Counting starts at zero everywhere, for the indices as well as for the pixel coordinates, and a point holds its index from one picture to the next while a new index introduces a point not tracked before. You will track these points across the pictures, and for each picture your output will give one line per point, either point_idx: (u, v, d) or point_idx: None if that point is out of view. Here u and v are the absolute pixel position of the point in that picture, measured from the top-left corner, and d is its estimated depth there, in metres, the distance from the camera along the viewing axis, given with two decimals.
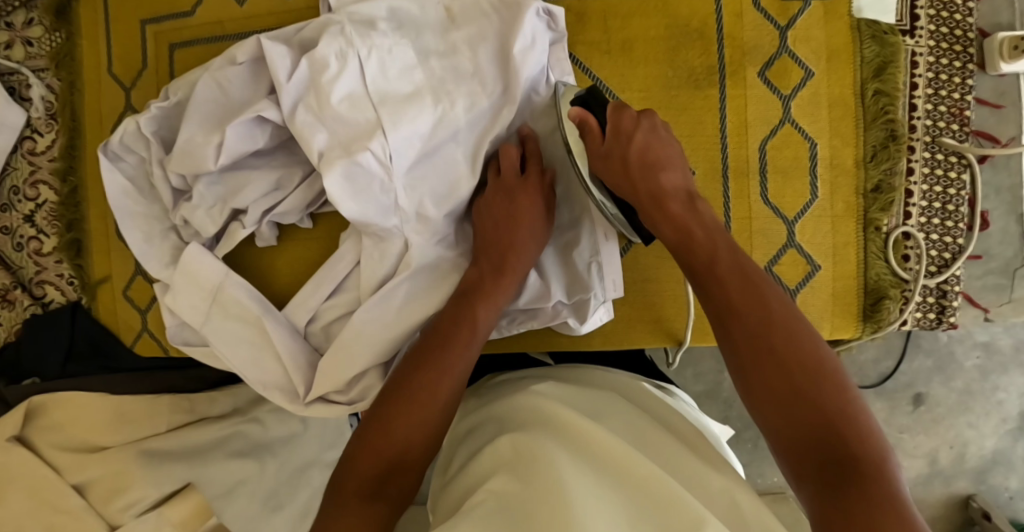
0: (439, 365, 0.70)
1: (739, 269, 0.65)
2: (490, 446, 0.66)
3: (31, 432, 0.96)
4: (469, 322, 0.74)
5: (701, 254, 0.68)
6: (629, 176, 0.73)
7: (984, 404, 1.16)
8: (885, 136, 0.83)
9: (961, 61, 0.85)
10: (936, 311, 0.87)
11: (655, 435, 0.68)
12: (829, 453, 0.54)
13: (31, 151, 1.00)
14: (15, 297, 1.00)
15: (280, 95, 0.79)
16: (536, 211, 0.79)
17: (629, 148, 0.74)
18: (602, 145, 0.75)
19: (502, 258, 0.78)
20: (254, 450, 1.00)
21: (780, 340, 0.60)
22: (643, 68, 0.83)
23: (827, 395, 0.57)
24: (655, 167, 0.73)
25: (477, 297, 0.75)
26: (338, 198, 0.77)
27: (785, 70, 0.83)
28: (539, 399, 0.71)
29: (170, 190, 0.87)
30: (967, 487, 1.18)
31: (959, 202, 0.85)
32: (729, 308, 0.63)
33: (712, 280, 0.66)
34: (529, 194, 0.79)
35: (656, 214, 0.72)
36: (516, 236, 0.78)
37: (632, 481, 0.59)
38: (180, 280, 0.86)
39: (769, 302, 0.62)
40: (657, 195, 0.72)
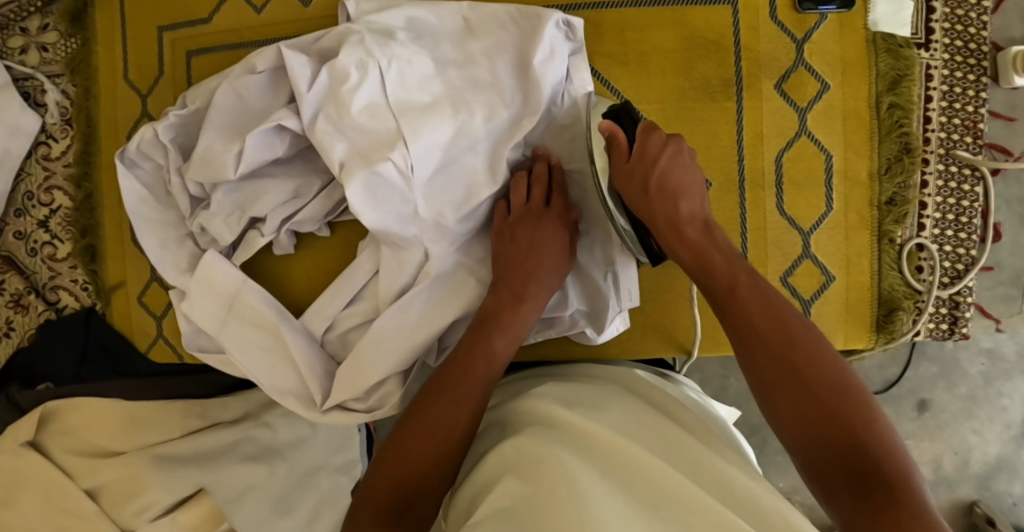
0: (459, 391, 0.70)
1: (760, 292, 0.66)
2: (497, 449, 0.66)
3: (44, 437, 0.96)
4: (488, 348, 0.73)
5: (722, 280, 0.69)
6: (647, 199, 0.73)
7: (988, 410, 1.17)
8: (900, 149, 0.84)
9: (975, 74, 0.85)
10: (949, 322, 0.87)
11: (660, 426, 0.67)
12: (858, 469, 0.55)
13: (45, 156, 1.00)
14: (28, 302, 1.00)
15: (301, 104, 0.80)
16: (558, 247, 0.80)
17: (651, 172, 0.74)
18: (627, 163, 0.75)
19: (523, 285, 0.77)
20: (266, 454, 1.00)
21: (803, 363, 0.61)
22: (661, 79, 0.84)
23: (852, 413, 0.57)
24: (673, 192, 0.73)
25: (496, 324, 0.75)
26: (360, 208, 0.78)
27: (802, 83, 0.84)
28: (543, 400, 0.71)
29: (187, 197, 0.87)
30: (970, 493, 1.19)
31: (973, 213, 0.86)
32: (753, 332, 0.64)
33: (733, 303, 0.67)
34: (553, 229, 0.80)
35: (675, 239, 0.72)
36: (537, 263, 0.78)
37: (643, 483, 0.59)
38: (198, 288, 0.87)
39: (790, 325, 0.63)
40: (674, 220, 0.73)
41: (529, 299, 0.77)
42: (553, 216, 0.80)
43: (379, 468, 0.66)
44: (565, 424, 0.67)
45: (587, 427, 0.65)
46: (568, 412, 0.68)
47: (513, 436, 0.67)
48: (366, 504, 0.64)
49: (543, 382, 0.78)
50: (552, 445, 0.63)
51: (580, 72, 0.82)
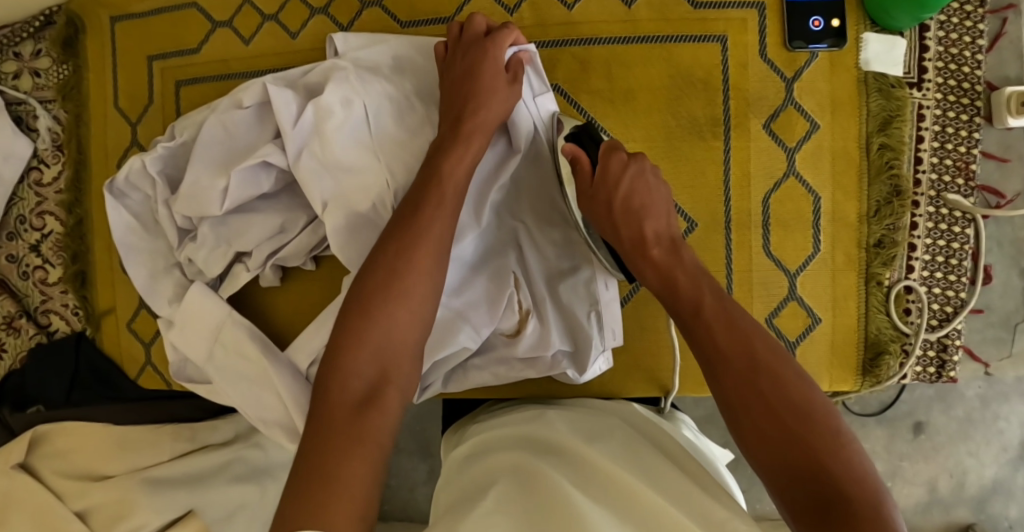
0: (415, 236, 0.68)
1: (725, 312, 0.64)
2: (487, 464, 0.67)
3: (35, 459, 0.97)
4: (437, 183, 0.71)
5: (687, 303, 0.67)
6: (612, 221, 0.74)
7: (985, 432, 1.16)
8: (889, 191, 0.83)
9: (968, 114, 0.84)
10: (936, 365, 0.86)
11: (650, 458, 0.66)
12: (822, 493, 0.53)
13: (37, 182, 1.00)
14: (20, 325, 1.01)
15: (285, 141, 0.80)
16: (499, 79, 0.76)
17: (614, 194, 0.74)
18: (590, 186, 0.76)
19: (459, 114, 0.74)
20: (253, 475, 1.01)
21: (766, 382, 0.59)
22: (648, 117, 0.83)
23: (817, 433, 0.56)
24: (638, 213, 0.73)
25: (441, 155, 0.72)
26: (339, 247, 0.79)
27: (791, 123, 0.83)
28: (544, 429, 0.72)
29: (175, 229, 0.87)
30: (966, 515, 1.18)
31: (962, 256, 0.85)
32: (717, 352, 0.62)
33: (698, 322, 0.65)
34: (490, 53, 0.76)
35: (642, 262, 0.72)
36: (475, 90, 0.75)
37: (638, 514, 0.58)
38: (184, 319, 0.87)
39: (754, 340, 0.62)
40: (639, 242, 0.73)
41: (471, 122, 0.74)
42: (490, 41, 0.76)
43: (334, 348, 0.64)
44: (569, 453, 0.67)
45: (584, 456, 0.66)
46: (571, 441, 0.69)
47: (506, 454, 0.68)
48: (331, 386, 0.62)
49: (545, 412, 0.78)
50: (547, 466, 0.64)
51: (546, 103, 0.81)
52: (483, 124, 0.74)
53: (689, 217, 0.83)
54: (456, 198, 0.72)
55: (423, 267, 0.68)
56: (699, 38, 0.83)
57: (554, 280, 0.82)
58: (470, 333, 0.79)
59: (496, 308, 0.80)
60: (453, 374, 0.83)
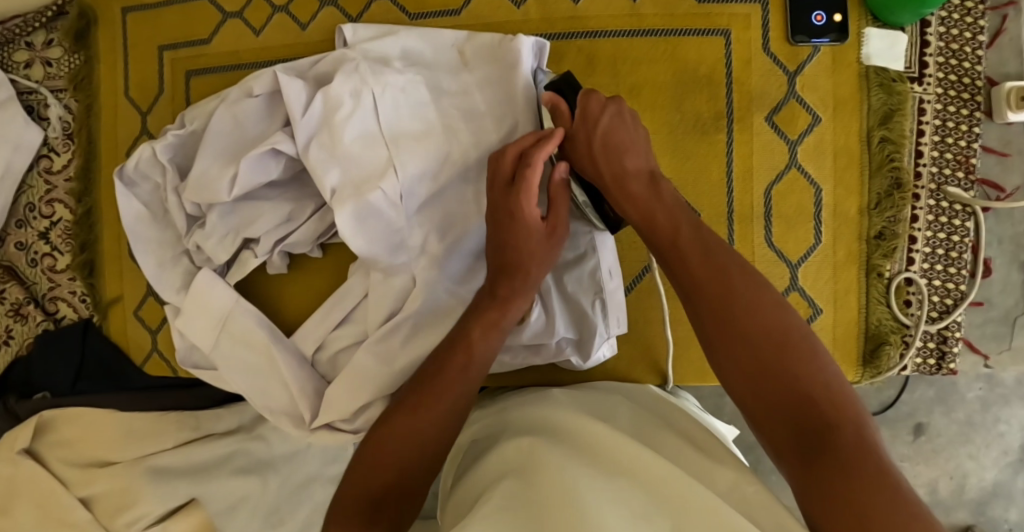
0: (441, 384, 0.71)
1: (701, 243, 0.67)
2: (489, 462, 0.66)
3: (41, 446, 0.98)
4: (464, 347, 0.73)
5: (667, 237, 0.69)
6: (594, 160, 0.73)
7: (985, 435, 1.17)
8: (890, 184, 0.83)
9: (968, 109, 0.85)
10: (936, 357, 0.87)
11: (662, 441, 0.67)
12: (806, 422, 0.56)
13: (47, 169, 1.01)
14: (27, 312, 1.01)
15: (295, 130, 0.81)
16: (535, 237, 0.75)
17: (594, 132, 0.73)
18: (571, 128, 0.75)
19: (501, 277, 0.75)
20: (256, 467, 1.03)
21: (742, 311, 0.62)
22: (653, 112, 0.84)
23: (795, 361, 0.59)
24: (618, 150, 0.72)
25: (474, 320, 0.74)
26: (349, 235, 0.78)
27: (793, 116, 0.84)
28: (542, 411, 0.73)
29: (184, 217, 0.89)
30: (966, 517, 1.19)
31: (962, 249, 0.85)
32: (694, 285, 0.65)
33: (681, 263, 0.67)
34: (521, 217, 0.73)
35: (620, 195, 0.72)
36: (517, 254, 0.75)
37: (648, 488, 0.58)
38: (192, 306, 0.88)
39: (729, 270, 0.65)
40: (619, 176, 0.72)
41: (507, 288, 0.75)
42: (519, 197, 0.73)
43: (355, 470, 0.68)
44: (569, 431, 0.68)
45: (584, 431, 0.67)
46: (571, 419, 0.69)
47: (505, 445, 0.67)
48: (345, 497, 0.66)
49: (549, 393, 0.79)
50: (541, 445, 0.64)
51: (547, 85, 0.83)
52: (524, 290, 0.75)
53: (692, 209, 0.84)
54: (480, 365, 0.73)
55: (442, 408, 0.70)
56: (703, 32, 0.84)
57: (559, 270, 0.83)
58: None
59: None
60: None
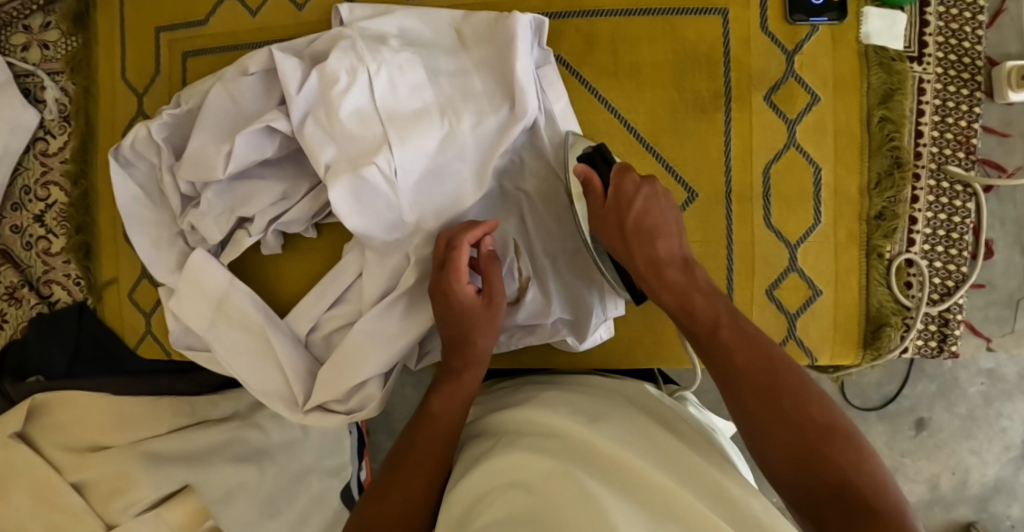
0: (427, 444, 0.72)
1: (743, 333, 0.67)
2: (478, 468, 0.65)
3: (34, 430, 0.97)
4: (431, 422, 0.74)
5: (703, 324, 0.69)
6: (625, 241, 0.75)
7: (988, 431, 1.25)
8: (890, 163, 0.83)
9: (969, 89, 0.84)
10: (938, 339, 0.86)
11: (661, 442, 0.65)
12: (848, 504, 0.54)
13: (43, 152, 1.00)
14: (22, 295, 1.00)
15: (290, 107, 0.81)
16: (474, 309, 0.77)
17: (627, 213, 0.74)
18: (603, 207, 0.76)
19: (455, 351, 0.78)
20: (253, 456, 1.02)
21: (786, 397, 0.61)
22: (651, 91, 0.84)
23: (838, 446, 0.58)
24: (650, 232, 0.74)
25: (434, 393, 0.77)
26: (344, 212, 0.77)
27: (791, 95, 0.83)
28: (526, 413, 0.71)
29: (178, 196, 0.88)
30: (969, 513, 1.27)
31: (964, 230, 0.84)
32: (735, 369, 0.64)
33: (718, 346, 0.67)
34: (450, 295, 0.77)
35: (655, 282, 0.73)
36: (460, 328, 0.77)
37: (653, 501, 0.57)
38: (186, 287, 0.88)
39: (772, 357, 0.64)
40: (653, 261, 0.73)
41: (455, 360, 0.78)
42: (444, 277, 0.77)
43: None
44: (558, 433, 0.66)
45: (582, 439, 0.65)
46: (569, 423, 0.67)
47: (493, 452, 0.66)
48: None
49: (541, 391, 0.77)
50: (528, 454, 0.63)
51: (547, 65, 0.83)
52: (474, 360, 0.77)
53: (690, 188, 0.83)
54: (452, 432, 0.73)
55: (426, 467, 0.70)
56: (701, 11, 0.83)
57: (553, 249, 0.83)
58: None
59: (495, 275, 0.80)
60: None
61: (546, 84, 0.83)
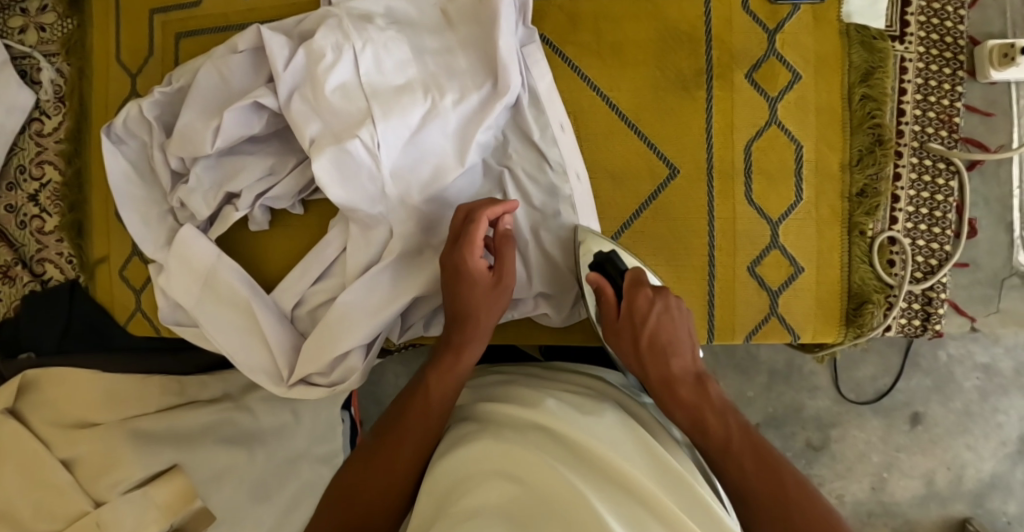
0: (412, 426, 0.73)
1: (757, 453, 0.68)
2: (465, 452, 0.65)
3: (24, 406, 0.99)
4: (422, 393, 0.75)
5: (716, 442, 0.69)
6: (640, 358, 0.75)
7: (984, 426, 1.27)
8: (872, 141, 0.83)
9: (951, 68, 0.85)
10: (921, 318, 0.86)
11: (643, 444, 0.67)
12: None
13: (38, 132, 1.02)
14: (16, 273, 1.02)
15: (277, 83, 0.82)
16: (481, 286, 0.78)
17: (640, 331, 0.76)
18: (617, 319, 0.78)
19: (459, 329, 0.78)
20: (242, 438, 1.04)
21: (800, 521, 0.63)
22: (634, 69, 0.85)
23: None
24: (665, 351, 0.74)
25: (432, 369, 0.77)
26: (327, 183, 0.78)
27: (773, 73, 0.84)
28: (510, 404, 0.71)
29: (169, 173, 0.89)
30: (964, 510, 1.28)
31: (947, 208, 0.85)
32: (751, 496, 0.66)
33: (732, 468, 0.68)
34: (465, 268, 0.77)
35: (670, 402, 0.72)
36: (467, 303, 0.78)
37: (639, 507, 0.59)
38: (174, 262, 0.89)
39: (786, 482, 0.66)
40: (667, 381, 0.73)
41: (459, 335, 0.78)
42: (461, 249, 0.77)
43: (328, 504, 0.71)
44: (546, 426, 0.66)
45: (567, 432, 0.65)
46: (555, 418, 0.67)
47: (480, 438, 0.66)
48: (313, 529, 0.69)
49: (523, 385, 0.77)
50: (516, 447, 0.62)
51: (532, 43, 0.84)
52: (475, 337, 0.78)
53: (672, 164, 0.85)
54: (441, 414, 0.74)
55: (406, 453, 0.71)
56: None
57: (536, 224, 0.84)
58: None
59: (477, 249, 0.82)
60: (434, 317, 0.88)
61: (530, 62, 0.84)
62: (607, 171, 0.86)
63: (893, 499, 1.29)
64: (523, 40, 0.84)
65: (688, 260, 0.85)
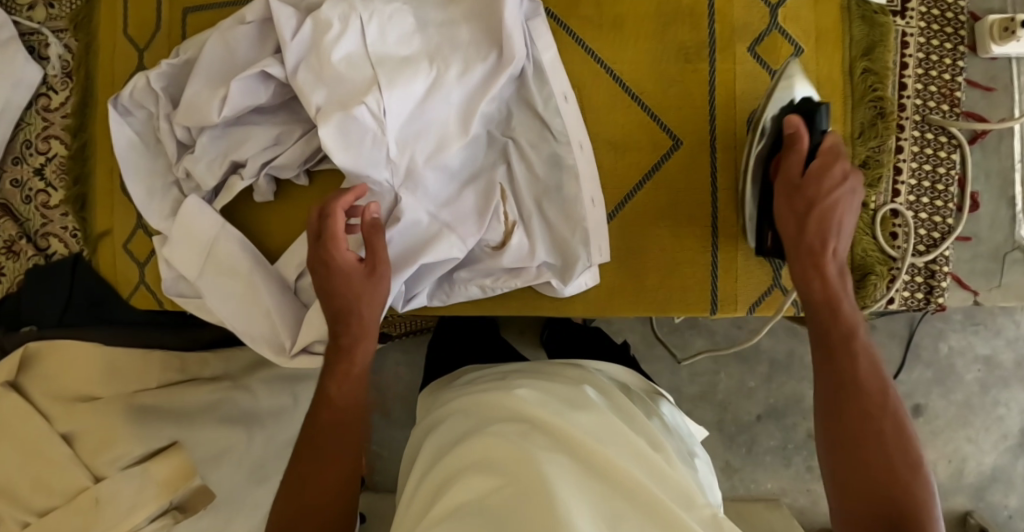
0: (336, 431, 0.74)
1: (874, 358, 0.68)
2: (457, 449, 0.72)
3: (25, 379, 0.99)
4: (328, 403, 0.75)
5: (842, 330, 0.70)
6: (801, 218, 0.73)
7: (985, 419, 1.26)
8: (874, 114, 0.84)
9: (952, 43, 0.86)
10: (924, 291, 0.86)
11: (623, 433, 0.72)
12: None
13: (45, 107, 1.02)
14: (20, 247, 1.02)
15: (285, 52, 0.82)
16: (354, 277, 0.77)
17: (819, 197, 0.72)
18: (793, 178, 0.74)
19: (345, 328, 0.77)
20: (243, 418, 1.06)
21: (888, 428, 0.65)
22: (636, 43, 0.86)
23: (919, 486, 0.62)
24: (829, 225, 0.72)
25: (327, 377, 0.76)
26: (332, 148, 0.78)
27: (775, 46, 0.84)
28: (499, 396, 0.78)
29: (174, 143, 0.90)
30: (965, 503, 1.27)
31: (949, 181, 0.85)
32: (855, 384, 0.67)
33: (845, 354, 0.69)
34: (332, 264, 0.76)
35: (812, 270, 0.72)
36: (343, 300, 0.77)
37: (625, 491, 0.64)
38: (178, 233, 0.89)
39: (888, 387, 0.67)
40: (817, 253, 0.72)
41: (346, 336, 0.77)
42: (326, 247, 0.76)
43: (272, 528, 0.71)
44: (531, 417, 0.73)
45: (549, 422, 0.72)
46: (537, 408, 0.74)
47: (470, 435, 0.73)
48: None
49: (516, 380, 0.84)
50: (495, 438, 0.70)
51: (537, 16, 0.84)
52: (361, 334, 0.77)
53: (675, 136, 0.85)
54: (353, 412, 0.75)
55: (338, 453, 0.73)
56: None
57: (540, 196, 0.84)
58: (456, 243, 0.82)
59: (483, 218, 0.82)
60: (439, 287, 0.86)
61: (535, 35, 0.84)
62: (609, 143, 0.86)
63: None
64: (528, 13, 0.84)
65: (691, 232, 0.86)
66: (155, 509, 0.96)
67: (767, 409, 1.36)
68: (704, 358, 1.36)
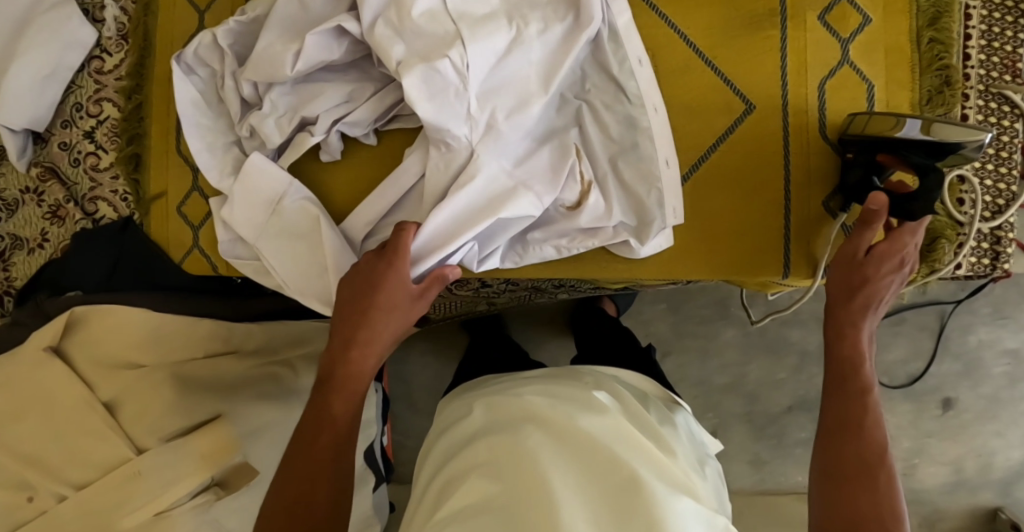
0: (320, 434, 0.74)
1: (870, 415, 0.73)
2: (464, 452, 0.71)
3: (67, 345, 0.95)
4: (324, 406, 0.76)
5: (858, 383, 0.76)
6: (851, 278, 0.78)
7: (1012, 412, 1.27)
8: (940, 82, 0.85)
9: (1012, 16, 0.89)
10: (990, 257, 0.89)
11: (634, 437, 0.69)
12: None
13: (98, 69, 1.00)
14: (67, 211, 1.00)
15: (361, 8, 0.80)
16: (400, 299, 0.77)
17: (869, 277, 0.78)
18: (856, 255, 0.78)
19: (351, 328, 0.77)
20: (279, 394, 1.04)
21: (875, 482, 0.68)
22: (709, 7, 0.87)
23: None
24: (869, 298, 0.78)
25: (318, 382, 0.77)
26: (416, 98, 0.77)
27: (844, 16, 0.86)
28: (503, 397, 0.76)
29: (239, 101, 0.89)
30: (992, 499, 1.27)
31: (1013, 149, 0.87)
32: (846, 432, 0.73)
33: (846, 400, 0.75)
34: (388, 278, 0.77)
35: (842, 316, 0.79)
36: (364, 307, 0.77)
37: (629, 497, 0.62)
38: (239, 193, 0.87)
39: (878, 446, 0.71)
40: (850, 313, 0.78)
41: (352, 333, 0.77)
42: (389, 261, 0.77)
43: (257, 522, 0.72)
44: (538, 417, 0.71)
45: (558, 425, 0.69)
46: (544, 408, 0.72)
47: (475, 439, 0.71)
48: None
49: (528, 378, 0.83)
50: (501, 442, 0.68)
51: None
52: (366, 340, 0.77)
53: (747, 100, 0.86)
54: (343, 414, 0.76)
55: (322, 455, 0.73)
56: None
57: (615, 155, 0.84)
58: (532, 200, 0.81)
59: (560, 176, 0.82)
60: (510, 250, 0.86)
61: None
62: (682, 106, 0.87)
63: (923, 486, 1.28)
64: None
65: (763, 195, 0.86)
66: (196, 484, 0.92)
67: (797, 400, 1.34)
68: (734, 347, 1.35)
